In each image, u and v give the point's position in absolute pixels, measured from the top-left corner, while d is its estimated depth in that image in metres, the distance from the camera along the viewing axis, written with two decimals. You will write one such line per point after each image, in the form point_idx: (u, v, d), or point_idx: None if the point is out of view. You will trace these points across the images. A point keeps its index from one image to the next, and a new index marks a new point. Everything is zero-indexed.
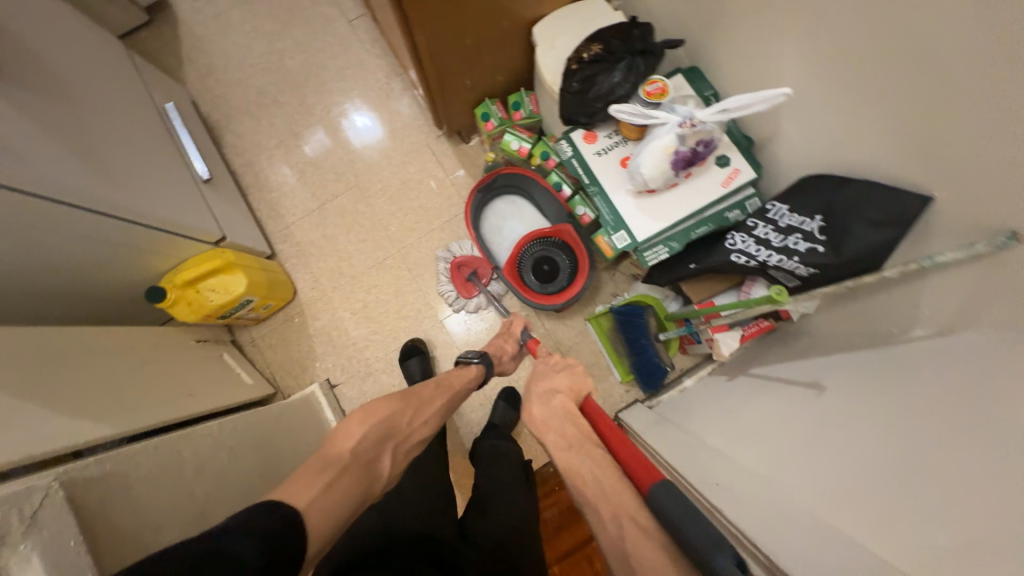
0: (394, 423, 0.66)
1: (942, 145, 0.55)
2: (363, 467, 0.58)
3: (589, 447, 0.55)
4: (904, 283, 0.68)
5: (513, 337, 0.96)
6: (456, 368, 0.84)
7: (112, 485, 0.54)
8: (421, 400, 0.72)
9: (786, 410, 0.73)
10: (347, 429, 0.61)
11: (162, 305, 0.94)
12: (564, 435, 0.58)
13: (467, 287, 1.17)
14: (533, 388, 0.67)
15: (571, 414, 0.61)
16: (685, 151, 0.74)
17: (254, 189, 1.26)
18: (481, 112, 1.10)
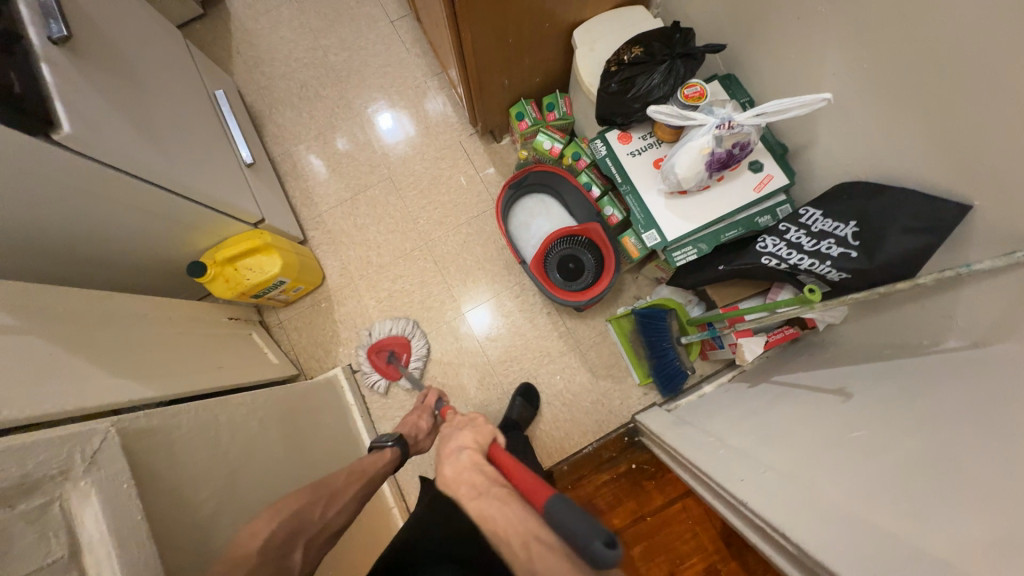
0: (305, 516, 0.55)
1: (984, 153, 0.55)
2: (272, 569, 0.49)
3: (494, 492, 0.46)
4: (939, 292, 0.68)
5: (428, 409, 0.89)
6: (367, 455, 0.72)
7: (158, 438, 0.56)
8: (333, 490, 0.60)
9: (812, 413, 0.74)
10: (252, 526, 0.51)
11: (201, 280, 0.98)
12: (472, 483, 0.49)
13: (389, 370, 1.15)
14: (438, 453, 0.57)
15: (479, 462, 0.52)
16: (720, 153, 0.75)
17: (290, 177, 1.31)
18: (516, 111, 1.13)
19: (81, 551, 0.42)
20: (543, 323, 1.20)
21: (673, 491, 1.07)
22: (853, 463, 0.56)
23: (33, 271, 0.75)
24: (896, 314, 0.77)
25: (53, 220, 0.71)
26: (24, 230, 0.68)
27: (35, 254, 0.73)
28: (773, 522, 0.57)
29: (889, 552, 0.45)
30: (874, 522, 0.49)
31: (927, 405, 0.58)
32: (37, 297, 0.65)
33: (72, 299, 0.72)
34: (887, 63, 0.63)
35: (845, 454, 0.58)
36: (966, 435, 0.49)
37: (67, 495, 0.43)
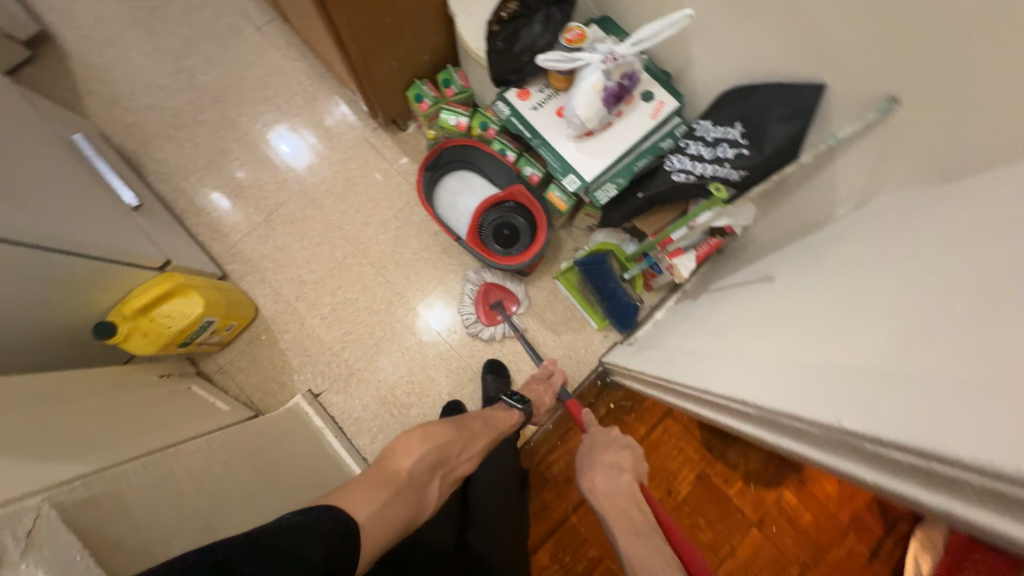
0: (449, 452, 0.64)
1: (824, 34, 0.63)
2: (416, 492, 0.57)
3: (654, 540, 0.54)
4: (823, 168, 0.78)
5: (554, 389, 0.99)
6: (503, 410, 0.82)
7: (110, 503, 0.52)
8: (473, 434, 0.70)
9: (746, 302, 0.81)
10: (406, 447, 0.60)
11: (113, 341, 0.88)
12: (630, 517, 0.58)
13: (490, 314, 1.17)
14: (597, 457, 0.70)
15: (638, 496, 0.62)
16: (612, 86, 0.79)
17: (189, 214, 1.20)
18: (414, 94, 1.12)
19: None
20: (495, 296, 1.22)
21: (652, 419, 1.17)
22: (784, 328, 0.63)
23: None
24: (796, 198, 0.87)
25: None
26: None
27: None
28: (729, 393, 0.63)
29: (810, 375, 0.52)
30: (804, 359, 0.55)
31: (827, 264, 0.67)
32: None
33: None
34: None
35: (778, 321, 0.66)
36: (860, 274, 0.58)
37: None
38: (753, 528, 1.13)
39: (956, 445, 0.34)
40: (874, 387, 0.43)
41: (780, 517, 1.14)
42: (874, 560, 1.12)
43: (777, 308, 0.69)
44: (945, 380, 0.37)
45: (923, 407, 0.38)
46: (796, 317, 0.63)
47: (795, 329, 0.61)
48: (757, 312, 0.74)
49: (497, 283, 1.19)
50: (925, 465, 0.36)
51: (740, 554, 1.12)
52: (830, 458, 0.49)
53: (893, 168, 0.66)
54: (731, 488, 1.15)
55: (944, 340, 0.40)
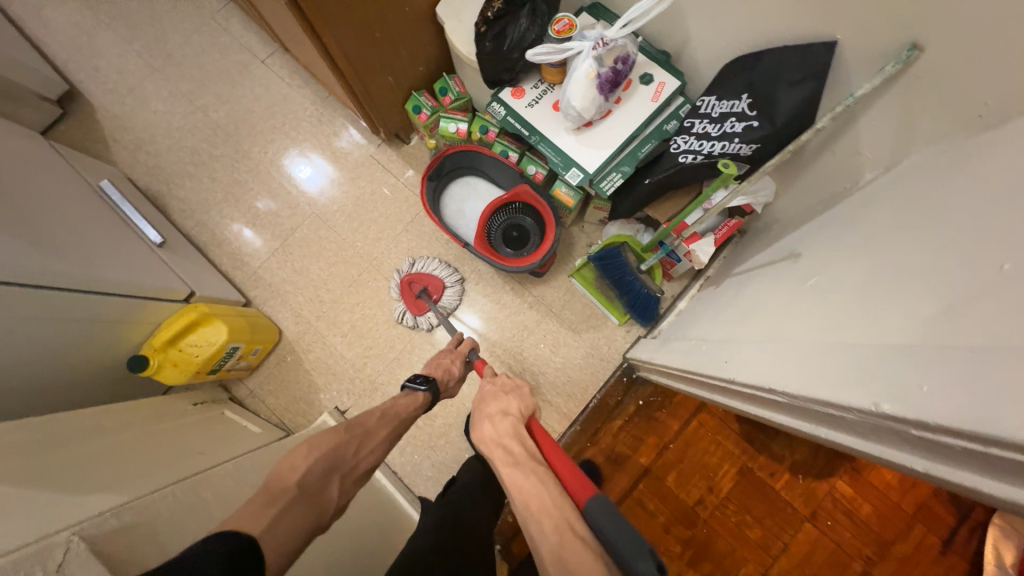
0: (342, 453, 0.62)
1: None
2: (310, 499, 0.56)
3: (534, 470, 0.51)
4: (845, 133, 0.72)
5: (461, 356, 0.93)
6: (403, 395, 0.78)
7: (142, 533, 0.53)
8: (366, 431, 0.66)
9: (772, 282, 0.76)
10: (291, 459, 0.58)
11: (147, 373, 0.92)
12: (511, 453, 0.55)
13: (418, 304, 1.17)
14: (482, 411, 0.65)
15: (519, 433, 0.58)
16: (606, 73, 0.77)
17: (212, 246, 1.25)
18: (412, 106, 1.12)
19: None
20: (510, 300, 1.20)
21: (685, 413, 1.12)
22: (815, 306, 0.59)
23: None
24: (817, 168, 0.81)
25: None
26: None
27: None
28: (756, 381, 0.59)
29: (843, 356, 0.48)
30: (838, 337, 0.51)
31: (857, 234, 0.62)
32: None
33: (15, 431, 0.67)
34: None
35: (808, 301, 0.61)
36: (892, 242, 0.53)
37: None
38: (806, 523, 1.06)
39: (1002, 423, 0.30)
40: (909, 363, 0.39)
41: (836, 510, 1.06)
42: (948, 552, 1.03)
43: (805, 287, 0.64)
44: (987, 350, 0.33)
45: (963, 381, 0.34)
46: (828, 294, 0.58)
47: (827, 307, 0.56)
48: (784, 292, 0.69)
49: (420, 272, 1.18)
50: (974, 447, 0.33)
51: (794, 552, 1.05)
52: (870, 444, 0.45)
53: (924, 122, 0.60)
54: (778, 482, 1.08)
55: (988, 305, 0.36)
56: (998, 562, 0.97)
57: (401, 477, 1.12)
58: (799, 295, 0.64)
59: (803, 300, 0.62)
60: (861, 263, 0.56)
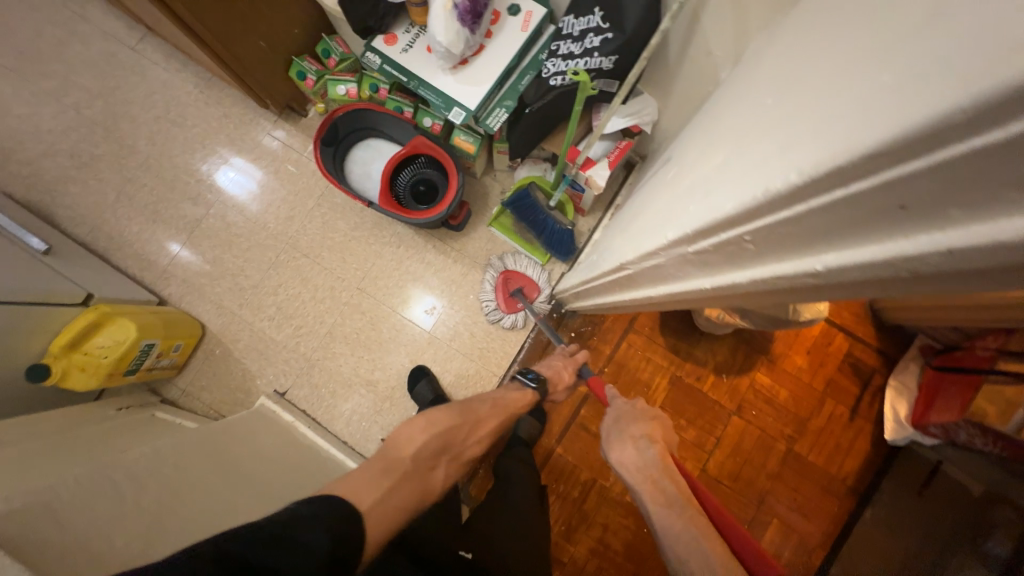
0: (453, 436, 0.68)
1: None
2: (420, 476, 0.60)
3: (695, 517, 0.52)
4: (696, 36, 0.76)
5: (576, 363, 0.92)
6: (516, 388, 0.83)
7: (34, 516, 0.53)
8: (478, 419, 0.73)
9: (690, 153, 0.63)
10: (411, 436, 0.63)
11: (51, 381, 0.88)
12: (664, 490, 0.56)
13: (511, 302, 1.16)
14: (625, 431, 0.67)
15: (667, 468, 0.59)
16: (463, 2, 0.77)
17: (113, 250, 1.19)
18: (295, 71, 1.09)
19: None
20: (434, 258, 1.21)
21: (614, 337, 1.18)
22: (734, 134, 0.43)
23: None
24: (682, 78, 0.85)
25: None
26: None
27: None
28: (614, 264, 0.59)
29: (751, 156, 0.32)
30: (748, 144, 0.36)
31: (703, 127, 0.67)
32: None
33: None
34: None
35: (728, 133, 0.46)
36: (734, 108, 0.52)
37: None
38: (733, 416, 1.15)
39: (733, 203, 0.29)
40: (699, 193, 0.39)
41: (757, 400, 1.16)
42: (856, 418, 1.15)
43: (724, 128, 0.50)
44: (755, 149, 0.33)
45: (727, 184, 0.33)
46: (748, 112, 0.42)
47: (747, 125, 0.40)
48: (704, 147, 0.54)
49: (514, 269, 1.17)
50: (717, 239, 0.32)
51: (725, 443, 1.15)
52: (671, 289, 0.47)
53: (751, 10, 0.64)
54: (705, 384, 1.17)
55: (772, 114, 0.35)
56: (895, 417, 1.11)
57: (351, 445, 1.13)
58: (717, 138, 0.50)
59: (723, 137, 0.47)
60: (792, 56, 0.40)
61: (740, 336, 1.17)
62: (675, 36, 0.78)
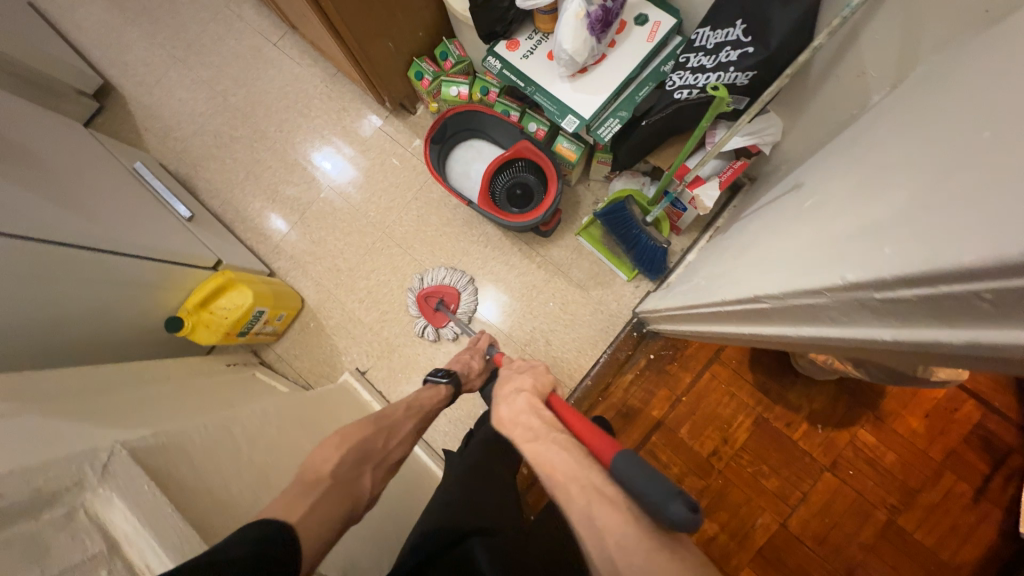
0: (370, 446, 0.61)
1: None
2: (344, 486, 0.55)
3: (557, 436, 0.49)
4: (849, 54, 0.69)
5: (480, 354, 0.92)
6: (427, 388, 0.77)
7: (175, 452, 0.60)
8: (393, 423, 0.66)
9: (836, 181, 0.58)
10: (323, 452, 0.57)
11: (182, 333, 1.00)
12: (529, 427, 0.52)
13: (437, 317, 1.18)
14: (497, 393, 0.61)
15: (536, 407, 0.55)
16: (595, 10, 0.76)
17: (237, 222, 1.33)
18: (414, 72, 1.15)
19: (120, 543, 0.45)
20: (518, 261, 1.22)
21: (697, 365, 1.11)
22: (913, 167, 0.39)
23: (38, 362, 0.78)
24: (822, 98, 0.78)
25: (29, 316, 0.75)
26: (14, 330, 0.73)
27: (31, 354, 0.76)
28: (743, 294, 0.57)
29: (967, 202, 0.29)
30: (953, 183, 0.32)
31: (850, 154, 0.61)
32: (39, 384, 0.71)
33: (56, 380, 0.74)
34: None
35: (903, 166, 0.41)
36: (906, 138, 0.46)
37: (89, 503, 0.47)
38: (825, 472, 1.04)
39: (959, 253, 0.27)
40: (885, 235, 0.36)
41: (857, 459, 1.04)
42: (981, 500, 0.99)
43: (892, 157, 0.45)
44: (976, 189, 0.29)
45: (933, 230, 0.30)
46: (935, 143, 0.38)
47: (938, 158, 0.36)
48: (860, 177, 0.50)
49: (435, 285, 1.19)
50: (922, 291, 0.30)
51: (813, 500, 1.03)
52: (823, 335, 0.44)
53: (930, 30, 0.57)
54: (795, 433, 1.07)
55: (980, 150, 0.31)
56: None
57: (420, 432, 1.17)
58: (881, 170, 0.45)
59: (894, 168, 0.43)
60: (999, 82, 0.35)
61: (845, 385, 1.06)
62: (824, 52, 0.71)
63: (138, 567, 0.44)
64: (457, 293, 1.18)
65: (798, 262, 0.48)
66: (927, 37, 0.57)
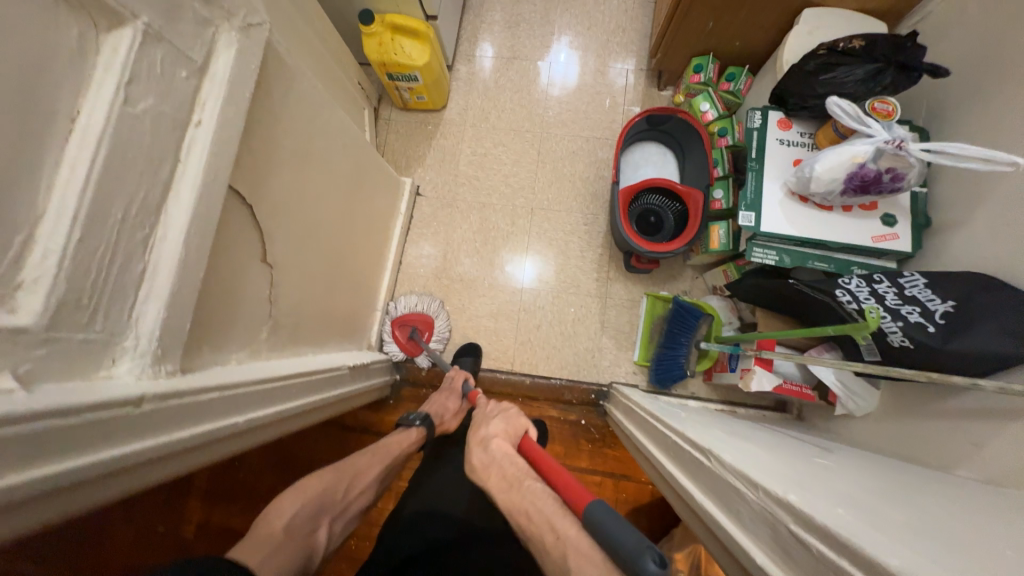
0: (333, 496, 0.64)
1: None
2: (303, 539, 0.56)
3: (530, 487, 0.57)
4: (976, 424, 0.63)
5: (456, 391, 0.99)
6: (398, 433, 0.84)
7: (285, 76, 0.65)
8: (357, 470, 0.69)
9: (829, 463, 0.62)
10: (278, 506, 0.58)
11: (362, 29, 1.04)
12: (505, 475, 0.61)
13: (411, 347, 1.15)
14: (473, 437, 0.71)
15: (511, 454, 0.64)
16: (869, 170, 0.72)
17: (472, 11, 1.38)
18: (696, 62, 1.11)
19: (207, 72, 0.51)
20: (590, 259, 1.22)
21: (599, 465, 1.09)
22: (879, 498, 0.43)
23: None
24: (922, 427, 0.72)
25: None
26: None
27: None
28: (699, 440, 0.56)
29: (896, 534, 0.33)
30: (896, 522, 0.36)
31: (906, 481, 0.56)
32: None
33: None
34: None
35: (880, 491, 0.46)
36: (939, 499, 0.47)
37: (218, 32, 0.52)
38: None
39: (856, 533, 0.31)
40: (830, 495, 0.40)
41: None
42: None
43: (862, 481, 0.49)
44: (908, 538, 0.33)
45: (879, 535, 0.32)
46: (894, 501, 0.43)
47: (899, 509, 0.40)
48: (841, 471, 0.53)
49: (408, 313, 1.16)
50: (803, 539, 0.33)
51: None
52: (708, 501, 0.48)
53: None
54: None
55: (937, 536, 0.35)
56: None
57: (399, 268, 1.23)
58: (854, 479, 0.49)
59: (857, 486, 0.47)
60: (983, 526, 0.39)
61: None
62: (960, 399, 0.66)
63: (199, 95, 0.50)
64: (434, 324, 1.16)
65: (745, 454, 0.52)
66: None
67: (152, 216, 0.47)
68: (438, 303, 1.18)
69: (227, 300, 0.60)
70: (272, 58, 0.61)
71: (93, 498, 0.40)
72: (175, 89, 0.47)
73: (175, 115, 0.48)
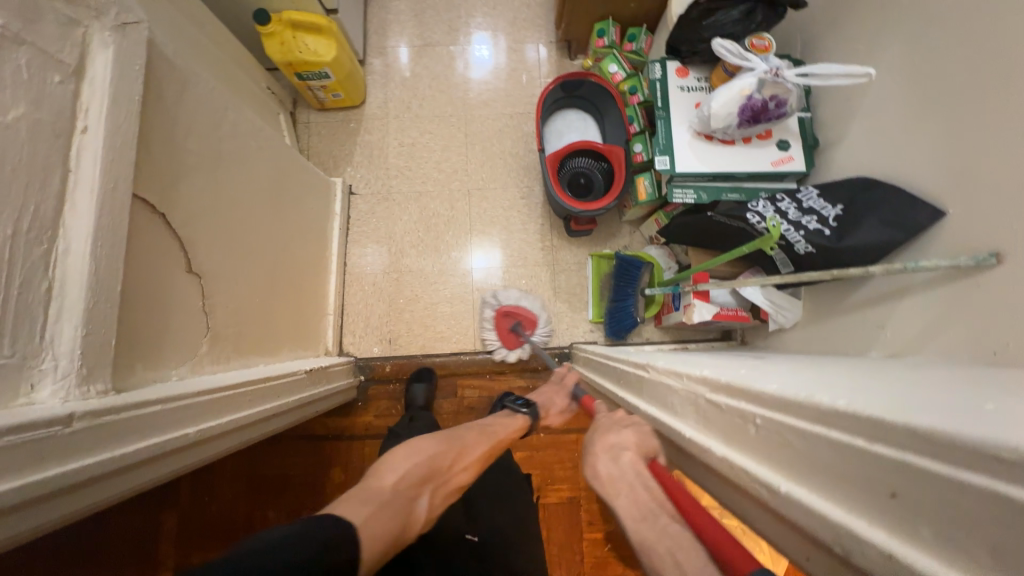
0: (439, 462, 0.63)
1: (968, 170, 0.57)
2: (402, 503, 0.55)
3: (675, 531, 0.42)
4: (876, 307, 0.72)
5: (565, 390, 0.94)
6: (505, 415, 0.82)
7: (178, 78, 0.63)
8: (463, 445, 0.67)
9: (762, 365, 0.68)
10: (391, 464, 0.60)
11: (260, 30, 1.00)
12: (636, 500, 0.47)
13: (509, 338, 1.15)
14: (595, 443, 0.57)
15: (644, 476, 0.50)
16: (756, 100, 0.79)
17: (375, 4, 1.36)
18: (598, 27, 1.16)
19: (85, 75, 0.48)
20: (532, 230, 1.26)
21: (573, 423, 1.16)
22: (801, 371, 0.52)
23: None
24: (837, 323, 0.80)
25: None
26: None
27: None
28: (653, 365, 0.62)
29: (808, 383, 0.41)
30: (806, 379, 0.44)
31: (823, 365, 0.63)
32: None
33: None
34: (914, 88, 0.65)
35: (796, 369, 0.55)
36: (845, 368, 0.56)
37: (91, 33, 0.49)
38: None
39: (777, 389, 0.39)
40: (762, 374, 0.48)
41: None
42: None
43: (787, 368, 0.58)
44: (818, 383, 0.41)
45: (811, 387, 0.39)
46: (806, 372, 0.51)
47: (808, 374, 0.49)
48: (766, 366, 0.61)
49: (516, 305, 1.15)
50: (770, 417, 0.37)
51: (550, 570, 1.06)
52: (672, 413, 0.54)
53: (942, 338, 0.59)
54: (590, 531, 1.09)
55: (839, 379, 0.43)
56: None
57: (345, 269, 1.22)
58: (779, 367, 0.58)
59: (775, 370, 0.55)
60: (872, 373, 0.48)
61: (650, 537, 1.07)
62: (862, 289, 0.75)
63: (81, 100, 0.48)
64: (536, 321, 1.14)
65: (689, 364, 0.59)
66: (931, 344, 0.61)
67: (49, 229, 0.44)
68: (542, 302, 1.16)
69: (160, 313, 0.59)
70: (161, 58, 0.59)
71: (27, 524, 0.38)
72: (50, 96, 0.45)
73: (56, 122, 0.45)
